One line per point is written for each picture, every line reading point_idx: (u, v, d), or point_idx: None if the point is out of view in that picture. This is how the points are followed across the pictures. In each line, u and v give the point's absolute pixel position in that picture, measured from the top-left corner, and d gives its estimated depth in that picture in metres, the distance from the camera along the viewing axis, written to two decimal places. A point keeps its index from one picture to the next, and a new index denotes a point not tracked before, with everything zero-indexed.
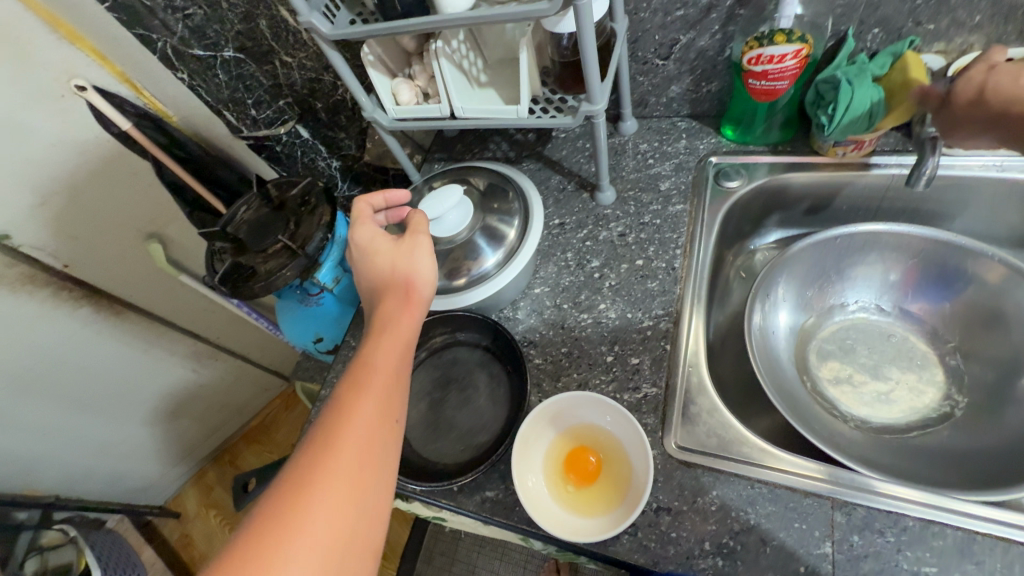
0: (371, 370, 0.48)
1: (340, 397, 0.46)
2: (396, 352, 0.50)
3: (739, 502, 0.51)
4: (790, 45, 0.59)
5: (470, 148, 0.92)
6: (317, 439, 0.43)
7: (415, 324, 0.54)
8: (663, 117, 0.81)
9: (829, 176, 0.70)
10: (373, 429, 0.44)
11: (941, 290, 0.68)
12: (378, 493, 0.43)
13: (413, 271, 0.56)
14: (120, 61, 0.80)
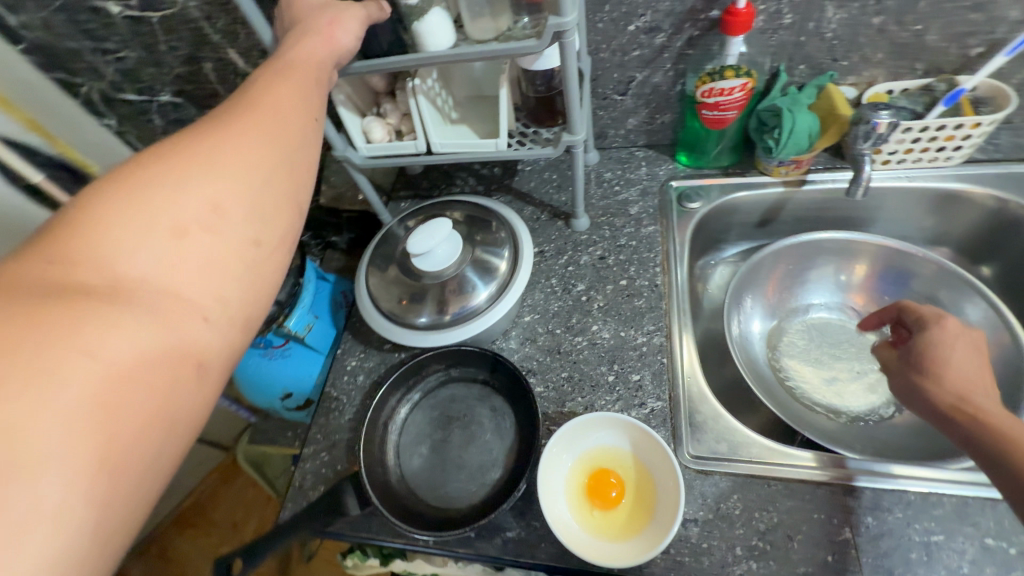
0: (183, 191, 0.36)
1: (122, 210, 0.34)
2: (233, 166, 0.38)
3: (760, 502, 0.53)
4: (737, 79, 0.66)
5: (437, 184, 0.92)
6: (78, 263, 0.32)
7: (261, 138, 0.40)
8: (622, 147, 0.87)
9: (775, 193, 0.78)
10: (164, 280, 0.34)
11: (896, 278, 0.73)
12: (199, 313, 0.35)
13: (302, 75, 0.46)
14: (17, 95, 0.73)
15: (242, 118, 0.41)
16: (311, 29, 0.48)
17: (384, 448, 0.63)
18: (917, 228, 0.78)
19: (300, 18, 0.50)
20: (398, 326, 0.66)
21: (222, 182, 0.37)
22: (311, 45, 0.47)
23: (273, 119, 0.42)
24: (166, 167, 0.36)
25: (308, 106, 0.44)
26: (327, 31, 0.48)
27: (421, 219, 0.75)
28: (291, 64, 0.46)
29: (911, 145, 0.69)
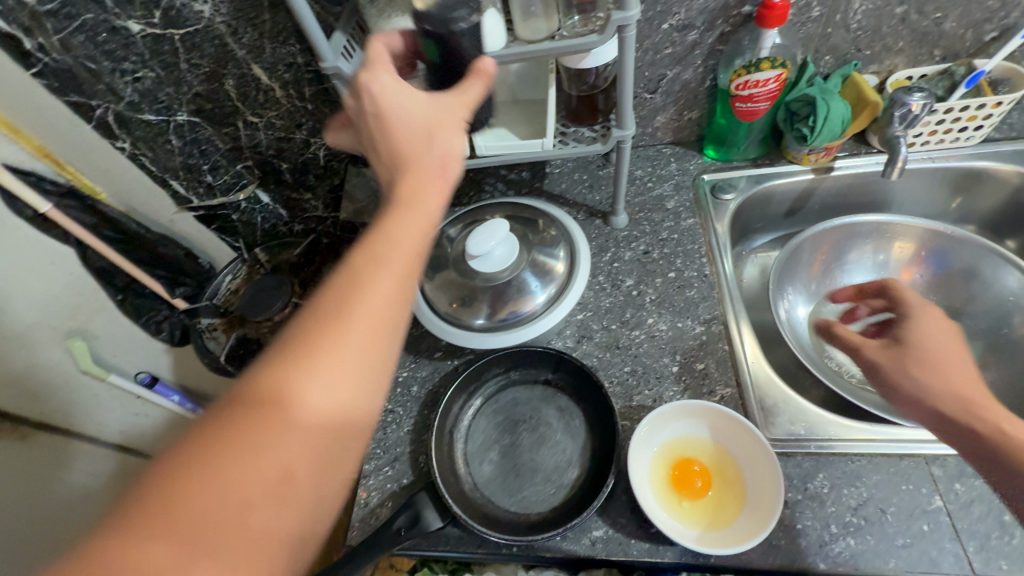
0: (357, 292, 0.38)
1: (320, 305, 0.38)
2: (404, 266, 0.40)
3: (847, 479, 0.53)
4: (772, 71, 0.68)
5: (463, 194, 0.90)
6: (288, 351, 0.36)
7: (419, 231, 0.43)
8: (649, 145, 0.88)
9: (805, 180, 0.80)
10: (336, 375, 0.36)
11: (934, 259, 0.75)
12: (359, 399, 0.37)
13: (409, 241, 0.42)
14: (38, 133, 0.75)
15: (369, 277, 0.39)
16: (417, 158, 0.45)
17: (453, 457, 0.61)
18: (941, 207, 0.81)
19: (409, 132, 0.45)
20: (458, 330, 0.65)
21: (351, 360, 0.36)
22: (416, 180, 0.44)
23: (381, 298, 0.38)
24: (266, 376, 0.35)
25: (410, 282, 0.41)
26: (439, 172, 0.45)
27: (464, 223, 0.74)
28: (395, 227, 0.42)
29: (936, 126, 0.71)
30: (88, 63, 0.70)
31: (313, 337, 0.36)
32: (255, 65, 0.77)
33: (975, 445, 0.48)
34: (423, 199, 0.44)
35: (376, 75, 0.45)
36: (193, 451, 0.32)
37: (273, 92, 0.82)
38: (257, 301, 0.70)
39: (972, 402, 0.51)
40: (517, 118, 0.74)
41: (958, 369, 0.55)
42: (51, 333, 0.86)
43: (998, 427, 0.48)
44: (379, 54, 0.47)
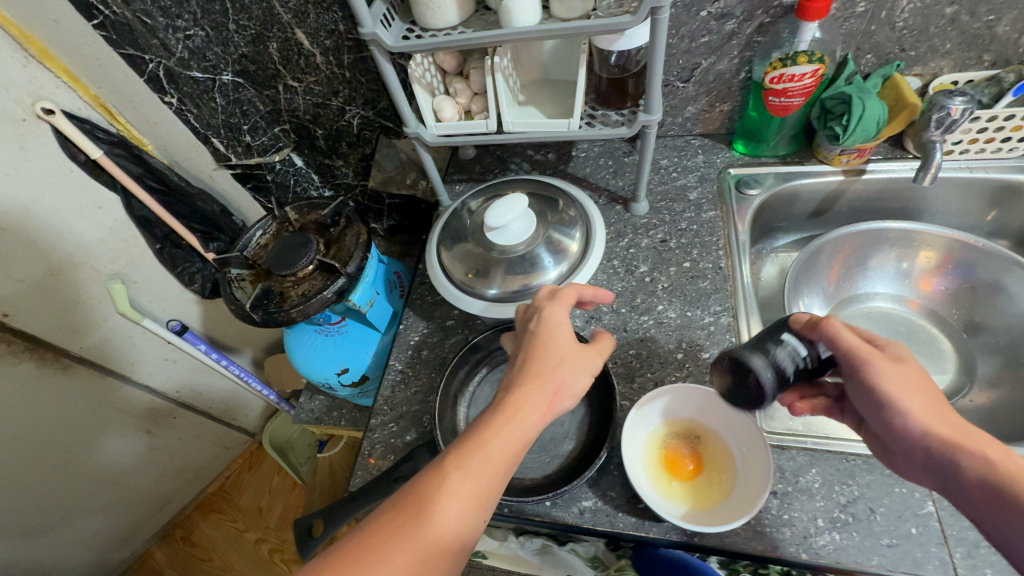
0: (470, 453, 0.43)
1: (443, 458, 0.43)
2: (511, 446, 0.44)
3: (839, 476, 0.54)
4: (809, 66, 0.67)
5: (490, 169, 0.92)
6: (409, 494, 0.41)
7: (541, 419, 0.46)
8: (677, 135, 0.88)
9: (835, 181, 0.78)
10: (444, 527, 0.39)
11: (962, 267, 0.73)
12: (450, 555, 0.39)
13: (502, 444, 0.44)
14: (96, 85, 0.81)
15: (482, 444, 0.43)
16: (539, 378, 0.47)
17: (455, 418, 0.64)
18: (974, 219, 0.79)
19: (552, 347, 0.50)
20: (471, 299, 0.67)
21: (456, 505, 0.40)
22: (529, 397, 0.46)
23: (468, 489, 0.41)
24: (354, 552, 0.38)
25: (491, 494, 0.42)
26: (551, 399, 0.47)
27: (485, 197, 0.75)
28: (491, 436, 0.44)
29: (976, 135, 0.69)
30: (144, 18, 0.73)
31: (402, 510, 0.40)
32: (298, 30, 0.79)
33: (983, 483, 0.37)
34: (528, 421, 0.45)
35: (551, 307, 0.53)
36: (339, 560, 0.37)
37: (314, 57, 0.84)
38: (286, 255, 0.73)
39: (962, 430, 0.40)
40: (545, 98, 0.75)
41: (907, 386, 0.43)
42: (93, 275, 0.92)
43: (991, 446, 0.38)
44: (567, 295, 0.55)
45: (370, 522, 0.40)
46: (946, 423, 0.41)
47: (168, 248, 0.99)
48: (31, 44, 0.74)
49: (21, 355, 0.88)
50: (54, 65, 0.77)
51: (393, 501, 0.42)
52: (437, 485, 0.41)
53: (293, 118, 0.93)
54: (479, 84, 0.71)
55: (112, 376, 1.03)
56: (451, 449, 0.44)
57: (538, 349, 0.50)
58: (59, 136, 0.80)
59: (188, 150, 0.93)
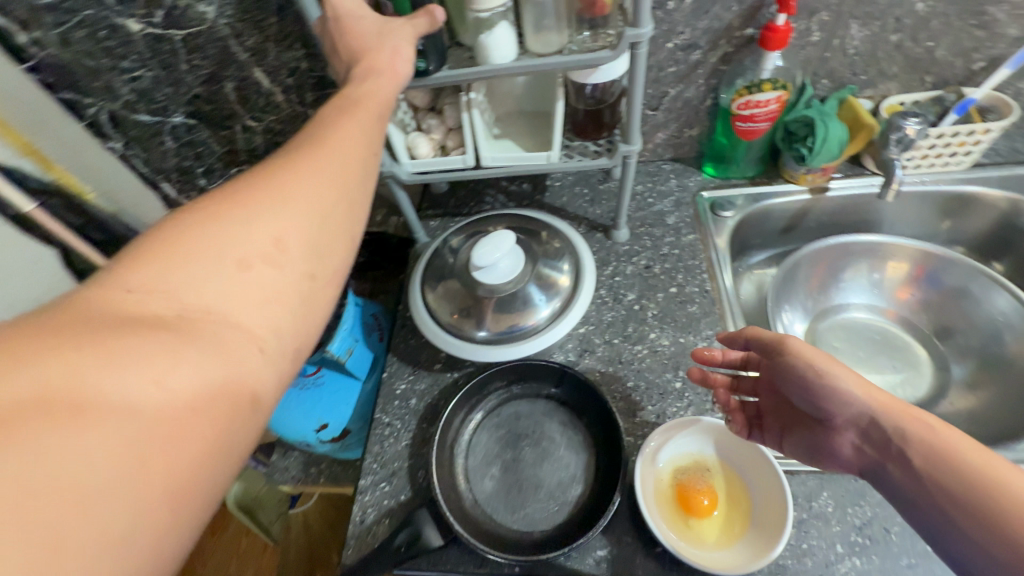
0: (271, 224, 0.37)
1: (233, 217, 0.36)
2: (341, 163, 0.42)
3: (851, 497, 0.53)
4: (773, 92, 0.70)
5: (465, 202, 0.90)
6: (177, 271, 0.33)
7: (349, 144, 0.44)
8: (649, 161, 0.89)
9: (802, 199, 0.81)
10: (249, 278, 0.35)
11: (931, 277, 0.77)
12: (284, 299, 0.36)
13: (330, 187, 0.41)
14: (32, 133, 0.61)
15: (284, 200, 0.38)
16: (353, 117, 0.45)
17: (453, 472, 0.60)
18: (930, 229, 0.83)
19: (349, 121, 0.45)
20: (461, 341, 0.64)
21: (289, 239, 0.37)
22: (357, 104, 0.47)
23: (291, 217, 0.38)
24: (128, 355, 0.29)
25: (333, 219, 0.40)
26: (361, 138, 0.45)
27: (466, 233, 0.73)
28: (312, 163, 0.41)
29: (928, 151, 0.74)
30: (86, 61, 0.62)
31: (207, 241, 0.35)
32: (258, 69, 0.80)
33: (947, 489, 0.41)
34: (361, 130, 0.46)
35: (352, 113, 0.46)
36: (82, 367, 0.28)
37: (274, 96, 0.85)
38: None
39: (947, 442, 0.42)
40: (521, 131, 0.74)
41: (881, 398, 0.48)
42: None
43: (976, 461, 0.40)
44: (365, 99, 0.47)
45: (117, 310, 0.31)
46: (920, 450, 0.43)
47: None
48: None
49: None
50: None
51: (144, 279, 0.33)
52: (225, 223, 0.36)
53: (253, 157, 0.90)
54: (454, 120, 0.69)
55: None
56: (230, 215, 0.36)
57: (307, 144, 0.43)
58: None
59: (141, 198, 0.79)
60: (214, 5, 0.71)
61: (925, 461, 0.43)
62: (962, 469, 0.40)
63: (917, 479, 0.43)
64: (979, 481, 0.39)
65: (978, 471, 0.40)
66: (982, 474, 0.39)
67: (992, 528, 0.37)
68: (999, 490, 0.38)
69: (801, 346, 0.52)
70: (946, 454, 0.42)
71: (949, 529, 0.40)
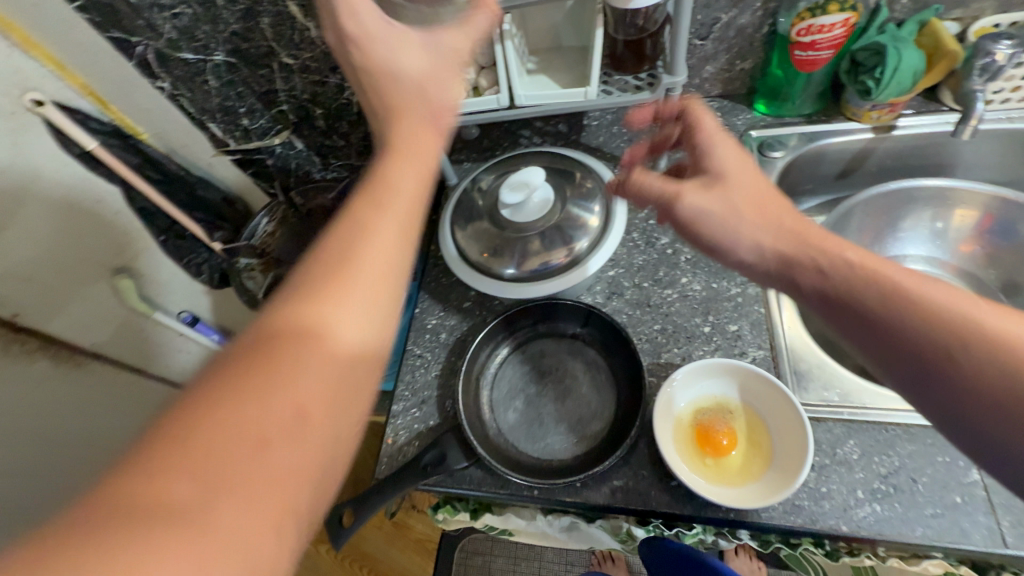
0: (374, 229, 0.36)
1: (343, 244, 0.35)
2: (422, 162, 0.41)
3: (879, 447, 0.52)
4: (840, 14, 0.63)
5: (499, 143, 0.89)
6: (304, 299, 0.32)
7: (416, 152, 0.41)
8: (694, 98, 0.84)
9: (862, 139, 0.75)
10: (366, 288, 0.34)
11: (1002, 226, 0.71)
12: (392, 312, 0.35)
13: (413, 185, 0.39)
14: (86, 73, 0.76)
15: (381, 198, 0.37)
16: (415, 111, 0.43)
17: (477, 402, 0.63)
18: (1013, 173, 0.75)
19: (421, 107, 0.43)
20: (491, 279, 0.64)
21: (385, 246, 0.35)
22: (422, 132, 0.42)
23: (380, 267, 0.35)
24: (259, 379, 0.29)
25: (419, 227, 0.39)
26: (433, 125, 0.43)
27: (498, 174, 0.72)
28: (398, 172, 0.39)
29: (1019, 83, 0.65)
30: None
31: (333, 270, 0.34)
32: (290, 3, 0.76)
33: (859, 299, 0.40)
34: (429, 156, 0.42)
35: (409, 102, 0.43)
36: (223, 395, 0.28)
37: (308, 32, 0.80)
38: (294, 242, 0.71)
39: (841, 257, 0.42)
40: (558, 66, 0.71)
41: (771, 236, 0.45)
42: (101, 272, 0.89)
43: (869, 271, 0.40)
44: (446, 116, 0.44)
45: (252, 336, 0.31)
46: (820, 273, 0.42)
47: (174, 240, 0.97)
48: (14, 34, 0.69)
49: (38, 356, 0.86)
50: (36, 51, 0.72)
51: (281, 312, 0.32)
52: (327, 289, 0.33)
53: (292, 97, 0.90)
54: (487, 58, 0.67)
55: (130, 371, 1.03)
56: (339, 228, 0.35)
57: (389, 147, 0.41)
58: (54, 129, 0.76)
59: (189, 135, 0.90)
60: None
61: (831, 283, 0.41)
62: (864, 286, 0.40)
63: (831, 301, 0.41)
64: (883, 293, 0.39)
65: (876, 283, 0.39)
66: (883, 285, 0.39)
67: (924, 324, 0.37)
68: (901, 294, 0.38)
69: (694, 203, 0.48)
70: (850, 275, 0.41)
71: (874, 346, 0.39)
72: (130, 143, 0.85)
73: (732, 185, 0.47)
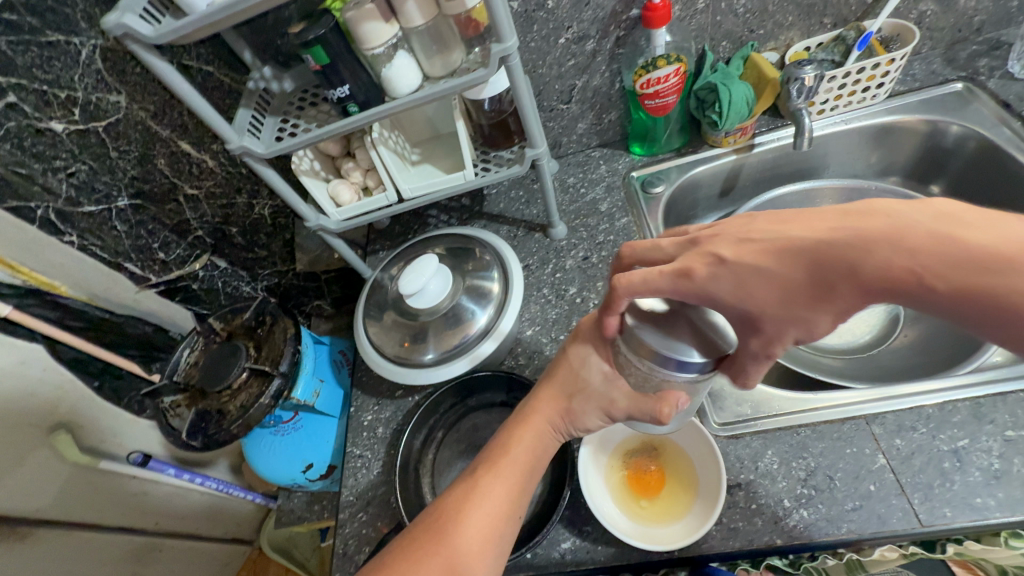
0: (477, 506, 0.48)
1: (480, 464, 0.52)
2: (533, 444, 0.52)
3: (794, 451, 0.55)
4: (669, 66, 0.70)
5: (409, 227, 0.93)
6: (450, 494, 0.50)
7: (543, 438, 0.53)
8: (577, 151, 0.90)
9: (729, 161, 0.82)
10: (482, 531, 0.46)
11: None
12: (498, 531, 0.47)
13: (519, 485, 0.50)
14: None
15: (484, 492, 0.49)
16: (556, 394, 0.53)
17: (420, 492, 0.63)
18: (864, 164, 0.83)
19: (532, 436, 0.53)
20: (411, 366, 0.66)
21: (485, 536, 0.46)
22: (542, 414, 0.53)
23: (501, 470, 0.50)
24: (413, 544, 0.47)
25: (522, 491, 0.50)
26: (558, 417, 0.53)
27: (405, 262, 0.75)
28: (515, 447, 0.52)
29: (839, 92, 0.73)
30: (18, 169, 0.71)
31: (481, 470, 0.51)
32: (182, 141, 0.81)
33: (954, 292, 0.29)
34: (547, 426, 0.53)
35: (585, 328, 0.54)
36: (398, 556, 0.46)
37: (206, 164, 0.86)
38: (215, 371, 0.71)
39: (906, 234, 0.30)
40: (439, 153, 0.77)
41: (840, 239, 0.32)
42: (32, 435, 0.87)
43: (943, 232, 0.29)
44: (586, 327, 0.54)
45: (425, 516, 0.49)
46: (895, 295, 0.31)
47: (108, 385, 0.95)
48: None
49: None
50: None
51: (441, 502, 0.50)
52: (468, 483, 0.50)
53: (205, 223, 0.93)
54: (368, 161, 0.71)
55: (84, 530, 0.99)
56: (465, 486, 0.50)
57: (512, 434, 0.53)
58: None
59: (110, 280, 0.88)
60: (124, 94, 0.72)
61: (892, 274, 0.30)
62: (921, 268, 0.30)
63: (906, 288, 0.30)
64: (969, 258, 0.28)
65: (936, 244, 0.29)
66: (969, 252, 0.28)
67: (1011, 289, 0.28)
68: (1000, 246, 0.28)
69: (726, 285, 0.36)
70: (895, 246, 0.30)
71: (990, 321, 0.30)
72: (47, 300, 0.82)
73: (710, 249, 0.37)
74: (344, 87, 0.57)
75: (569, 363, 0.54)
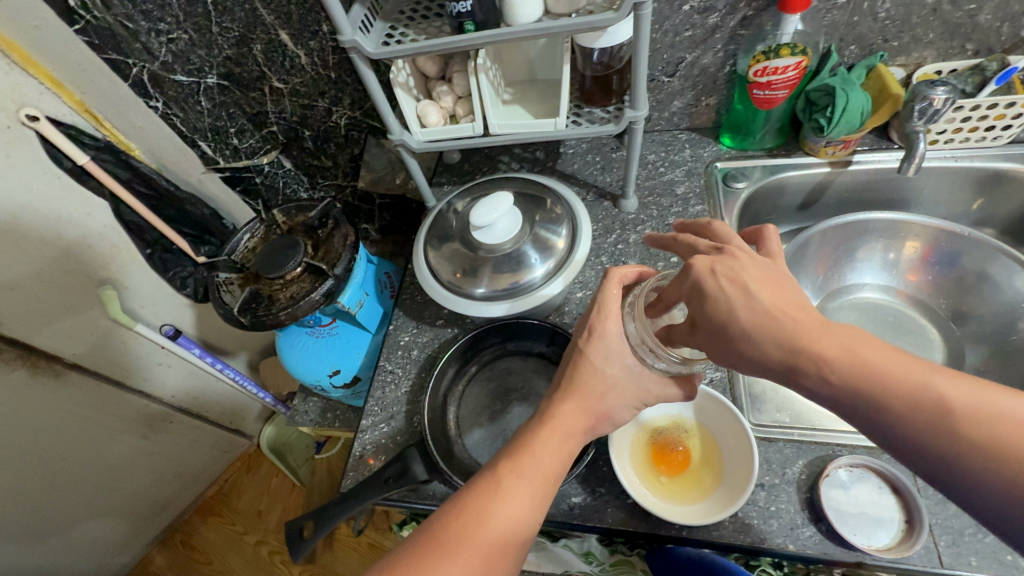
0: (500, 508, 0.44)
1: (503, 461, 0.48)
2: (561, 445, 0.48)
3: (824, 467, 0.54)
4: (792, 58, 0.67)
5: (478, 168, 0.92)
6: (471, 491, 0.46)
7: (572, 439, 0.49)
8: (664, 130, 0.88)
9: (820, 172, 0.78)
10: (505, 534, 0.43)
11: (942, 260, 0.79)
12: (521, 535, 0.44)
13: (543, 488, 0.46)
14: (80, 89, 0.79)
15: (506, 494, 0.45)
16: (588, 393, 0.50)
17: (444, 417, 0.65)
18: (962, 209, 0.79)
19: (564, 438, 0.48)
20: (461, 297, 0.66)
21: (507, 540, 0.43)
22: (569, 416, 0.49)
23: (529, 471, 0.46)
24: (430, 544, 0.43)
25: (545, 493, 0.46)
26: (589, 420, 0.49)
27: (474, 197, 0.75)
28: (541, 446, 0.48)
29: (961, 124, 0.69)
30: (126, 23, 0.72)
31: (504, 468, 0.47)
32: (281, 31, 0.77)
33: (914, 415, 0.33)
34: (578, 427, 0.49)
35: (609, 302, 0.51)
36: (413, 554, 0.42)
37: (299, 59, 0.82)
38: (273, 258, 0.73)
39: (783, 325, 0.36)
40: (532, 97, 0.75)
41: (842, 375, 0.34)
42: (84, 282, 0.91)
43: None
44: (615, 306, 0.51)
45: (442, 514, 0.45)
46: None
47: (159, 254, 0.99)
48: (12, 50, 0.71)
49: (15, 364, 0.88)
50: (36, 69, 0.75)
51: (460, 499, 0.46)
52: (491, 482, 0.46)
53: (282, 119, 0.91)
54: (463, 88, 0.70)
55: (110, 382, 1.04)
56: (484, 484, 0.46)
57: (539, 430, 0.49)
58: (48, 143, 0.78)
59: (182, 154, 0.91)
60: None
61: None
62: (896, 391, 0.32)
63: None
64: (870, 377, 0.33)
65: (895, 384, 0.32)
66: None
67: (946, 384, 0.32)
68: None
69: None
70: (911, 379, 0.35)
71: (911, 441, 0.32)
72: (121, 158, 0.86)
73: None
74: (467, 2, 0.57)
75: (597, 356, 0.50)
